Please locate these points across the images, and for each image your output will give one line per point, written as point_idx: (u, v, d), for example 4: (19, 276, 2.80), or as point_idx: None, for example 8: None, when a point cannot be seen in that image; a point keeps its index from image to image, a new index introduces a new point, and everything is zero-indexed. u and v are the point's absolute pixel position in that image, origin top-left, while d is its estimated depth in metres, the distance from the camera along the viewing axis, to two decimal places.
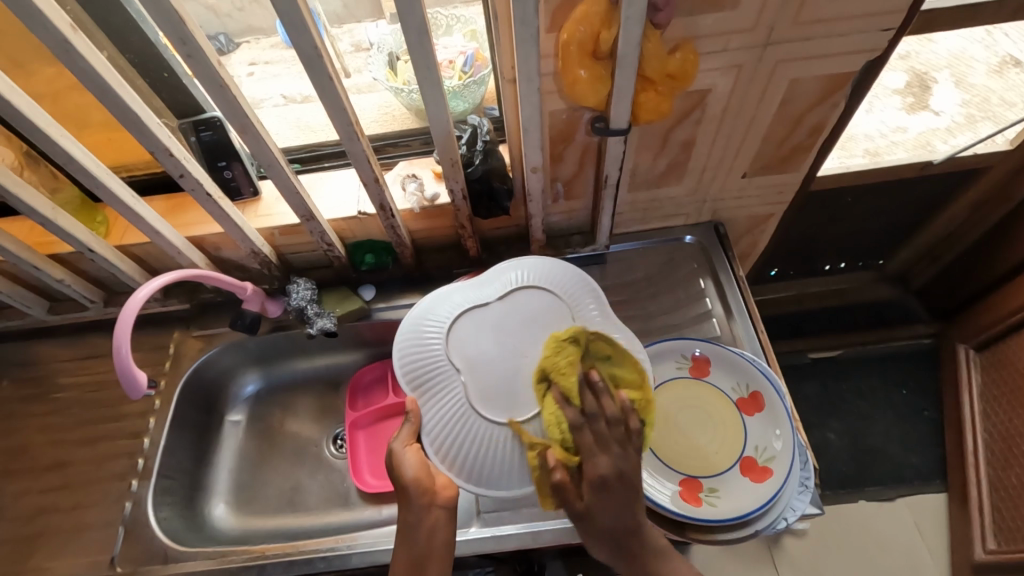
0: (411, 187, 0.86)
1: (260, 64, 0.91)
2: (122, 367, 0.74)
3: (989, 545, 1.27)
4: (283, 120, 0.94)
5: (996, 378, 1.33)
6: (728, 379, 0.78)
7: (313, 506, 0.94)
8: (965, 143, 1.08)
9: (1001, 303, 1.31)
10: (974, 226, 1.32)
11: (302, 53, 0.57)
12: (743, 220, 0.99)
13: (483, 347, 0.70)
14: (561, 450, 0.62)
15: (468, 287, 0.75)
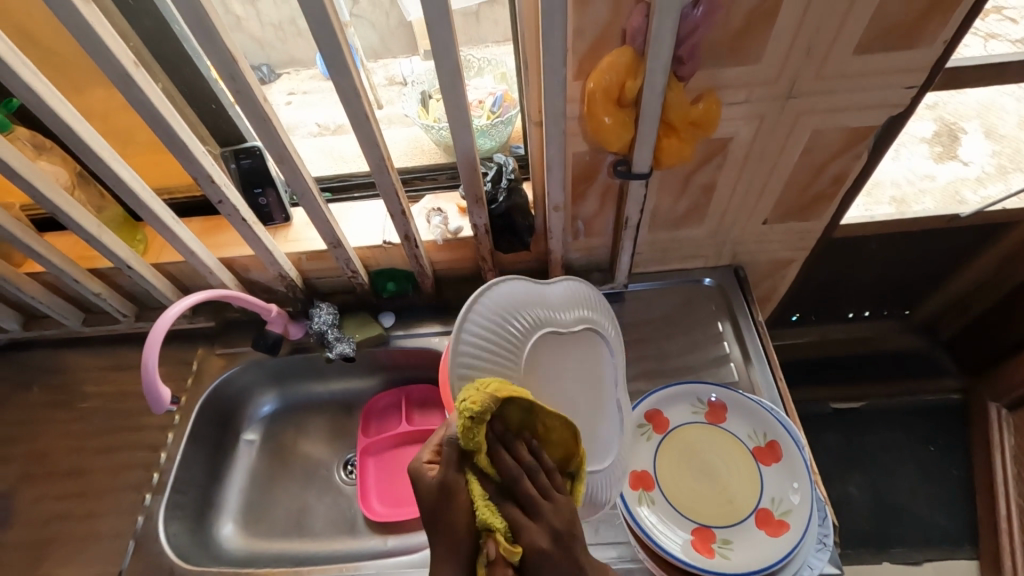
0: (436, 219, 0.88)
1: (298, 93, 0.97)
2: (148, 382, 0.76)
3: None
4: (315, 148, 0.98)
5: None
6: (744, 426, 0.76)
7: (319, 531, 0.94)
8: (995, 195, 1.06)
9: None
10: (1006, 279, 1.30)
11: (342, 91, 0.60)
12: (765, 264, 0.99)
13: (547, 383, 0.66)
14: (500, 543, 0.48)
15: (533, 298, 0.68)
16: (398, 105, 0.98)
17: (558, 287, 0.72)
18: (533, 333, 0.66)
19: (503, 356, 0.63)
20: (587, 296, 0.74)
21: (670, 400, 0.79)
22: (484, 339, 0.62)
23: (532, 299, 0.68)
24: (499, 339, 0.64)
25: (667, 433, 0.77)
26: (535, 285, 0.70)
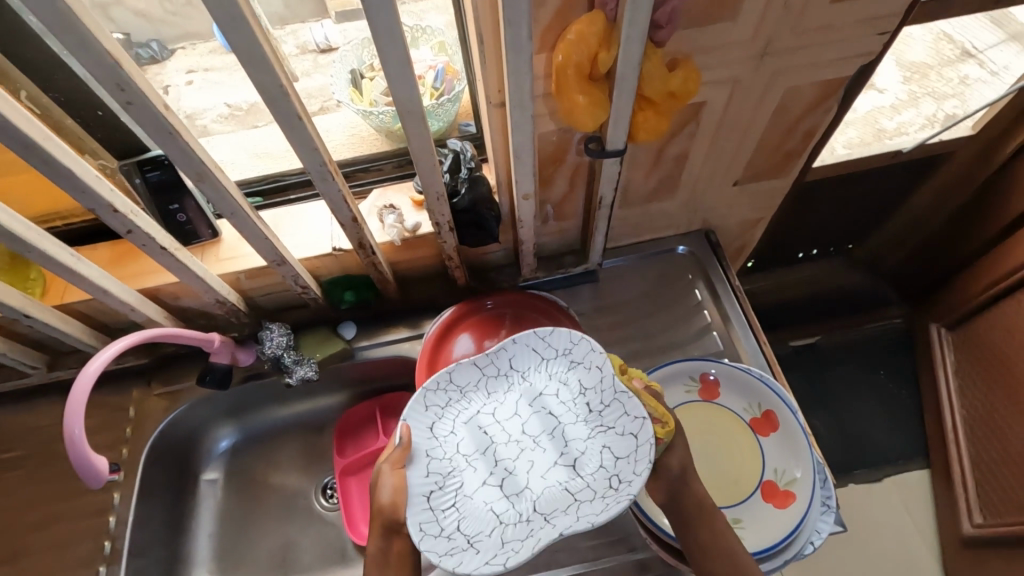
0: (390, 218, 0.78)
1: (199, 71, 0.82)
2: (76, 457, 0.64)
3: (976, 518, 1.30)
4: (235, 147, 0.85)
5: (974, 358, 1.36)
6: (738, 399, 0.75)
7: (307, 567, 0.88)
8: (908, 121, 1.10)
9: (982, 277, 1.31)
10: (939, 207, 1.35)
11: (266, 93, 0.50)
12: (735, 226, 0.97)
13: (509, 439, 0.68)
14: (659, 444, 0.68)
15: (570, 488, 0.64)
16: (315, 76, 0.85)
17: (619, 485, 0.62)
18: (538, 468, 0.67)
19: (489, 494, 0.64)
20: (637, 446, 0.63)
21: (662, 382, 0.76)
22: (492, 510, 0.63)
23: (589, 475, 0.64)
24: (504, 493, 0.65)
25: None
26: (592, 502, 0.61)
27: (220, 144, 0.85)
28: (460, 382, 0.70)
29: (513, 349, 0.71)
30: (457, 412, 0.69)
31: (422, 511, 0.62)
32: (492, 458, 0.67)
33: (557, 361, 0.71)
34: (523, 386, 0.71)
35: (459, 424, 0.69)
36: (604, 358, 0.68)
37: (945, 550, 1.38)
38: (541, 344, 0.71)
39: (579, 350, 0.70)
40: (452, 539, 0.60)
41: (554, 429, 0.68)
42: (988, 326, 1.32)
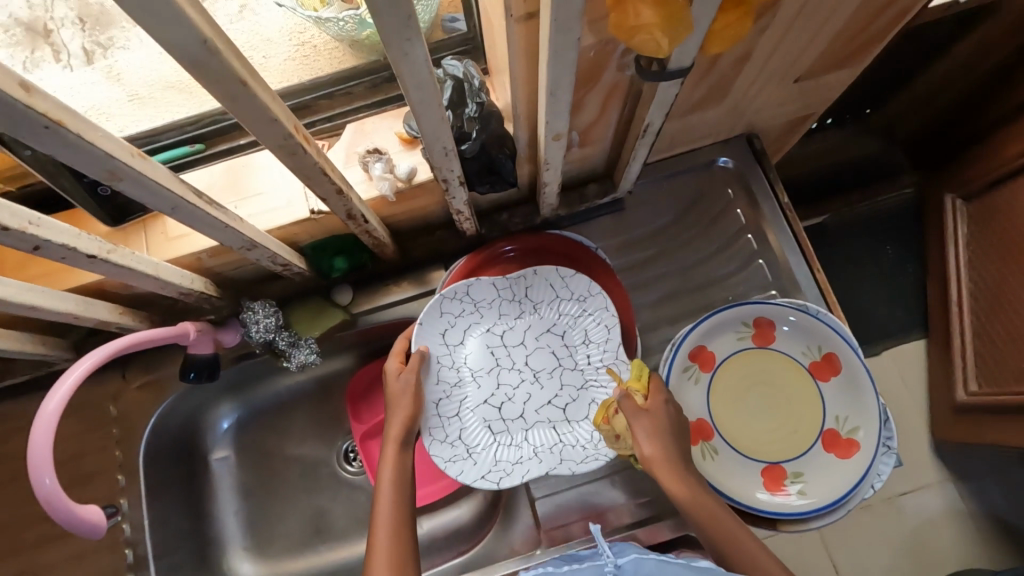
0: (378, 166, 0.62)
1: None
2: (57, 513, 0.54)
3: (970, 387, 1.23)
4: (135, 68, 0.67)
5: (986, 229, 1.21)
6: (796, 343, 0.68)
7: (342, 533, 0.85)
8: None
9: (1014, 143, 1.13)
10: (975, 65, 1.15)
11: (180, 57, 0.30)
12: (779, 126, 0.82)
13: (517, 373, 0.73)
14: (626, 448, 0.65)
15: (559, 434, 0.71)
16: None
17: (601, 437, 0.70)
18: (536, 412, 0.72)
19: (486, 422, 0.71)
20: None
21: (713, 331, 0.68)
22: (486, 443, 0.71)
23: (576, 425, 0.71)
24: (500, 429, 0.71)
25: (715, 370, 0.68)
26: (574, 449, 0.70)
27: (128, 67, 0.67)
28: (483, 302, 0.72)
29: (535, 279, 0.72)
30: (467, 324, 0.72)
31: (431, 415, 0.69)
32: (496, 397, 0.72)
33: (570, 303, 0.73)
34: (533, 319, 0.73)
35: (468, 336, 0.72)
36: (614, 320, 0.71)
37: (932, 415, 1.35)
38: (564, 286, 0.72)
39: (593, 302, 0.72)
40: (455, 447, 0.69)
41: (555, 373, 0.73)
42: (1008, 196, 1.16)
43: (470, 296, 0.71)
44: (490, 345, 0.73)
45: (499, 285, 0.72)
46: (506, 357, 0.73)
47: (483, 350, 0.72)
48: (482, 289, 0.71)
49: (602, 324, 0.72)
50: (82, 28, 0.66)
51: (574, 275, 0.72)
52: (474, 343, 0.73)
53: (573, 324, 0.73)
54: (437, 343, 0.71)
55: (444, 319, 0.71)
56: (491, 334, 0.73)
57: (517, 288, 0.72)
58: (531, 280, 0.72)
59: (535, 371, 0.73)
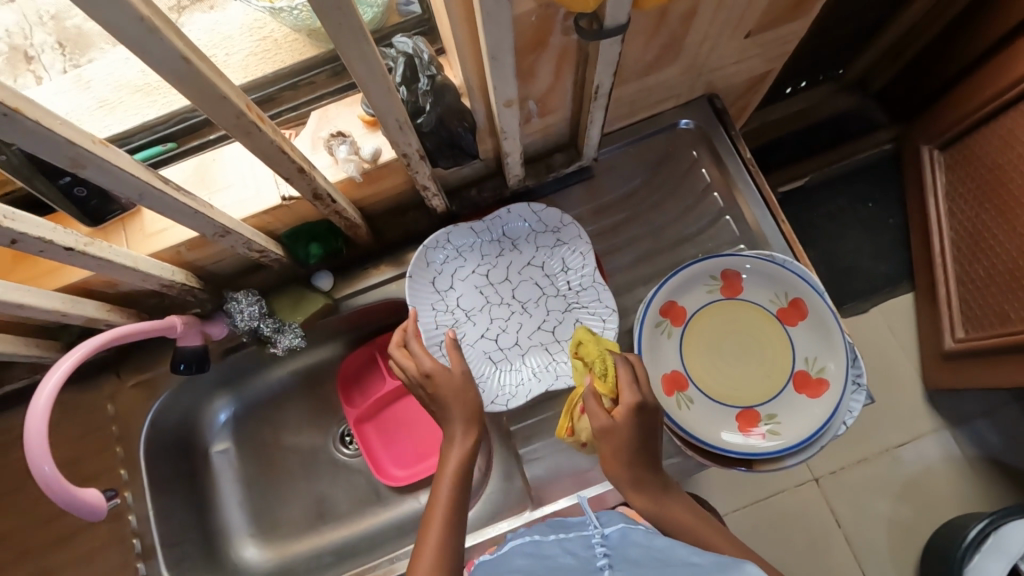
0: (342, 149, 0.64)
1: None
2: (61, 496, 0.57)
3: (958, 334, 1.22)
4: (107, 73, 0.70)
5: (965, 176, 1.21)
6: (763, 291, 0.70)
7: (345, 513, 0.88)
8: None
9: (985, 85, 1.14)
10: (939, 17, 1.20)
11: (117, 35, 0.32)
12: (739, 84, 0.83)
13: (508, 305, 0.74)
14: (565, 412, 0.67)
15: (555, 353, 0.73)
16: None
17: None
18: (529, 335, 0.73)
19: (487, 354, 0.73)
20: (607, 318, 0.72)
21: (684, 287, 0.70)
22: (490, 371, 0.72)
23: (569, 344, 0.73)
24: (501, 358, 0.73)
25: (687, 324, 0.70)
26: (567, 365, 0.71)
27: (96, 72, 0.69)
28: (465, 247, 0.75)
29: (509, 218, 0.75)
30: (454, 269, 0.75)
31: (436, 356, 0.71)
32: (491, 331, 0.73)
33: (545, 236, 0.75)
34: (514, 255, 0.75)
35: (457, 280, 0.75)
36: (588, 247, 0.73)
37: (924, 360, 1.33)
38: (537, 220, 0.75)
39: (566, 232, 0.74)
40: None
41: (543, 300, 0.74)
42: (988, 138, 1.15)
43: (453, 244, 0.74)
44: (478, 286, 0.75)
45: (478, 227, 0.75)
46: (496, 295, 0.75)
47: (473, 291, 0.74)
48: (462, 235, 0.74)
49: (578, 252, 0.74)
50: (61, 53, 0.69)
51: (545, 208, 0.74)
52: (464, 287, 0.75)
53: (551, 255, 0.75)
54: (428, 290, 0.74)
55: (432, 269, 0.74)
56: (478, 275, 0.75)
57: (494, 230, 0.75)
58: (506, 220, 0.75)
59: (523, 302, 0.74)
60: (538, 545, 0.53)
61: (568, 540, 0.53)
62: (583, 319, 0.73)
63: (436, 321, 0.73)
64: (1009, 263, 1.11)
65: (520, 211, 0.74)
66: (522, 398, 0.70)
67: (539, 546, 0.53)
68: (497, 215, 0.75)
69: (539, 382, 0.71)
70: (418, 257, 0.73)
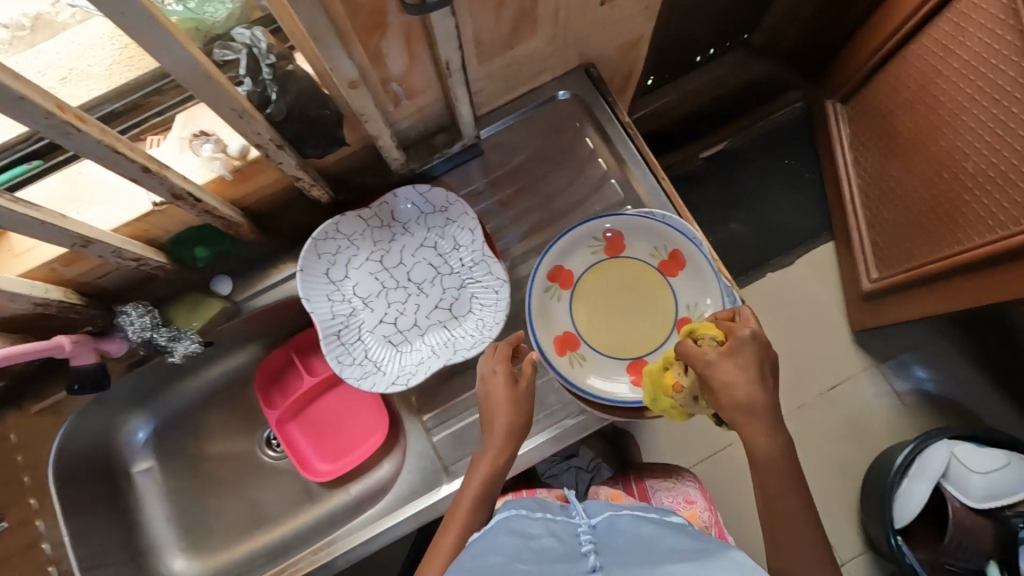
0: (207, 148, 0.64)
1: None
2: None
3: (872, 274, 1.32)
4: None
5: (869, 124, 1.32)
6: (644, 247, 0.72)
7: (276, 515, 0.88)
8: None
9: (873, 37, 1.25)
10: None
11: None
12: (615, 52, 0.85)
13: (405, 289, 0.75)
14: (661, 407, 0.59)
15: (452, 329, 0.74)
16: None
17: (484, 322, 0.73)
18: (427, 315, 0.75)
19: (387, 338, 0.74)
20: (497, 290, 0.73)
21: (569, 250, 0.72)
22: (391, 355, 0.73)
23: (465, 319, 0.74)
24: (401, 341, 0.74)
25: (575, 286, 0.72)
26: (463, 340, 0.72)
27: None
28: (355, 236, 0.75)
29: (396, 202, 0.75)
30: (347, 259, 0.75)
31: (334, 346, 0.72)
32: (389, 315, 0.74)
33: (434, 217, 0.76)
34: (406, 239, 0.76)
35: (351, 269, 0.75)
36: (475, 223, 0.74)
37: (848, 304, 1.41)
38: (424, 202, 0.75)
39: (454, 210, 0.75)
40: (364, 365, 0.72)
41: (438, 279, 0.76)
42: (881, 90, 1.28)
43: (342, 233, 0.74)
44: (373, 273, 0.76)
45: (366, 215, 0.75)
46: (392, 280, 0.76)
47: (368, 278, 0.75)
48: (350, 224, 0.74)
49: (466, 229, 0.75)
50: None
51: (429, 189, 0.74)
52: (359, 275, 0.75)
53: (442, 235, 0.76)
54: (322, 282, 0.74)
55: (325, 261, 0.74)
56: (372, 262, 0.76)
57: (383, 216, 0.76)
58: (393, 205, 0.75)
59: (418, 283, 0.76)
60: (527, 524, 0.52)
61: (556, 525, 0.52)
62: (478, 294, 0.74)
63: (334, 312, 0.73)
64: (910, 203, 1.22)
65: (405, 194, 0.75)
66: (420, 377, 0.71)
67: (527, 525, 0.52)
68: (383, 200, 0.75)
69: (438, 358, 0.72)
70: (308, 251, 0.72)
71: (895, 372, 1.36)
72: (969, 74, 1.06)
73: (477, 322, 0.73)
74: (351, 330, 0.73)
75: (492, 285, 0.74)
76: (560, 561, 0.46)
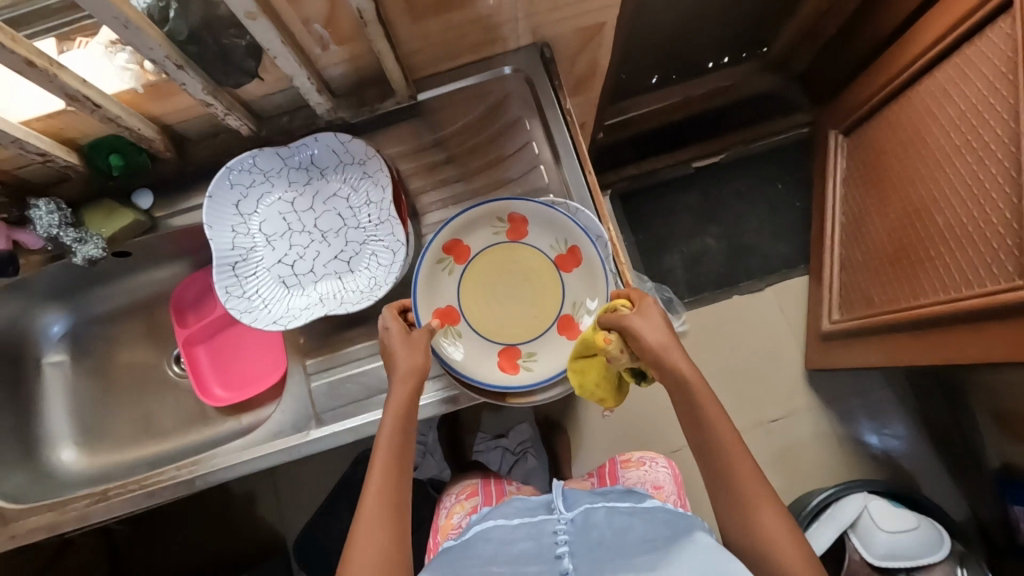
0: (122, 57, 0.65)
1: None
2: None
3: (834, 315, 1.25)
4: None
5: (861, 160, 1.20)
6: (544, 237, 0.71)
7: (169, 429, 0.91)
8: None
9: (883, 69, 1.12)
10: None
11: None
12: (576, 35, 0.82)
13: (310, 235, 0.76)
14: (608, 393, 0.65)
15: (346, 282, 0.75)
16: None
17: (377, 280, 0.73)
18: (325, 264, 0.76)
19: (281, 279, 0.75)
20: (395, 251, 0.73)
21: (469, 226, 0.71)
22: (281, 296, 0.74)
23: (360, 275, 0.75)
24: (294, 284, 0.75)
25: (469, 262, 0.72)
26: (351, 294, 0.73)
27: None
28: (271, 174, 0.76)
29: (317, 148, 0.75)
30: (259, 194, 0.76)
31: (226, 276, 0.73)
32: (288, 257, 0.76)
33: (352, 169, 0.76)
34: (322, 186, 0.77)
35: (262, 206, 0.76)
36: (389, 181, 0.74)
37: (807, 342, 1.35)
38: (343, 152, 0.75)
39: (371, 165, 0.75)
40: (251, 300, 0.73)
41: (343, 231, 0.76)
42: (879, 126, 1.15)
43: (258, 169, 0.75)
44: (283, 213, 0.76)
45: (285, 155, 0.75)
46: (300, 224, 0.77)
47: (276, 217, 0.76)
48: (267, 161, 0.75)
49: (379, 186, 0.75)
50: None
51: (349, 140, 0.74)
52: (268, 212, 0.76)
53: (356, 188, 0.76)
54: (229, 212, 0.75)
55: (235, 193, 0.74)
56: (283, 203, 0.76)
57: (303, 159, 0.76)
58: (314, 150, 0.75)
59: (324, 231, 0.77)
60: (505, 531, 0.65)
61: (534, 525, 0.65)
62: (377, 252, 0.75)
63: (235, 244, 0.74)
64: (879, 247, 1.13)
65: (325, 142, 0.75)
66: (300, 321, 0.72)
67: (505, 533, 0.64)
68: (303, 143, 0.75)
69: (323, 307, 0.73)
70: (219, 179, 0.73)
71: (840, 419, 1.32)
72: (960, 125, 0.94)
73: (369, 279, 0.74)
74: (248, 264, 0.75)
75: (393, 246, 0.74)
76: (537, 564, 0.58)
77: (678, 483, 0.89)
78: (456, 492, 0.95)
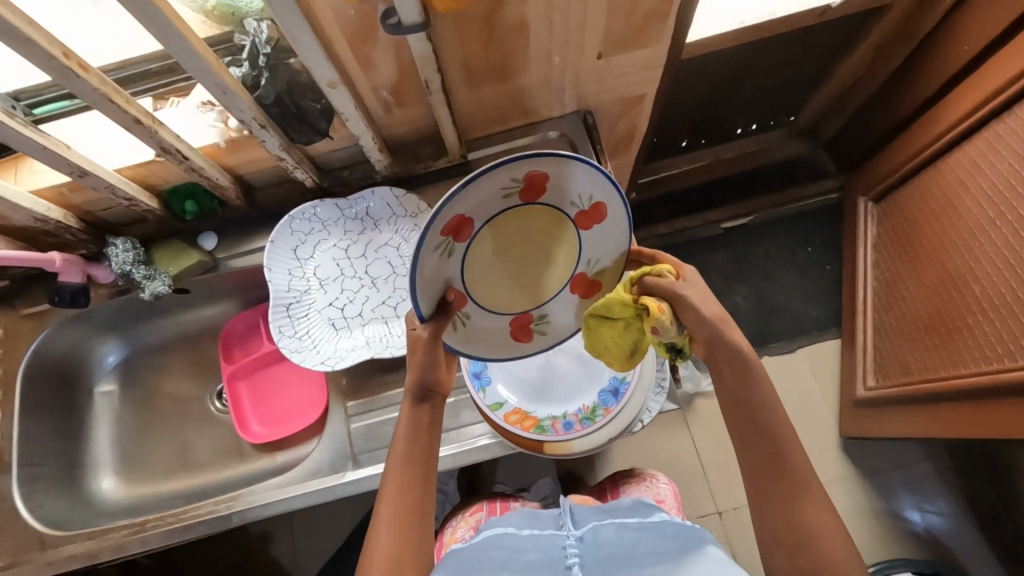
0: (211, 116, 0.72)
1: None
2: None
3: (868, 381, 1.23)
4: None
5: (891, 226, 1.22)
6: (566, 195, 0.57)
7: (206, 462, 0.93)
8: None
9: (911, 140, 1.15)
10: (877, 71, 1.19)
11: None
12: (617, 103, 0.87)
13: (360, 279, 0.81)
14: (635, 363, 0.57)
15: (392, 325, 0.79)
16: None
17: None
18: (373, 307, 0.80)
19: (330, 320, 0.79)
20: None
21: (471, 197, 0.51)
22: (330, 337, 0.78)
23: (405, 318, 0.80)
24: (342, 325, 0.79)
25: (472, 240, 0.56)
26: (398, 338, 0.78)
27: None
28: (329, 222, 0.81)
29: (372, 200, 0.81)
30: (316, 241, 0.80)
31: (280, 316, 0.77)
32: (338, 300, 0.80)
33: (404, 221, 0.81)
34: (374, 235, 0.82)
35: (318, 251, 0.80)
36: None
37: (841, 407, 1.32)
38: (397, 205, 0.80)
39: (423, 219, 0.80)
40: (302, 340, 0.77)
41: (392, 278, 0.81)
42: (911, 194, 1.17)
43: (317, 217, 0.80)
44: (336, 259, 0.81)
45: (342, 204, 0.80)
46: (350, 268, 0.81)
47: (330, 262, 0.81)
48: (326, 210, 0.80)
49: None
50: None
51: (405, 195, 0.80)
52: (322, 257, 0.81)
53: (407, 239, 0.81)
54: (287, 257, 0.79)
55: (293, 238, 0.79)
56: (337, 249, 0.81)
57: (359, 209, 0.81)
58: (370, 202, 0.81)
59: (373, 277, 0.81)
60: (514, 539, 0.62)
61: (543, 537, 0.63)
62: None
63: (290, 287, 0.79)
64: (914, 313, 1.12)
65: (381, 194, 0.80)
66: (348, 363, 0.76)
67: (514, 541, 0.62)
68: (361, 194, 0.80)
69: (370, 349, 0.77)
70: (282, 225, 0.78)
71: (878, 491, 1.26)
72: (994, 196, 0.96)
73: None
74: (300, 306, 0.79)
75: None
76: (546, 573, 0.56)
77: (678, 498, 0.90)
78: (462, 512, 0.94)
